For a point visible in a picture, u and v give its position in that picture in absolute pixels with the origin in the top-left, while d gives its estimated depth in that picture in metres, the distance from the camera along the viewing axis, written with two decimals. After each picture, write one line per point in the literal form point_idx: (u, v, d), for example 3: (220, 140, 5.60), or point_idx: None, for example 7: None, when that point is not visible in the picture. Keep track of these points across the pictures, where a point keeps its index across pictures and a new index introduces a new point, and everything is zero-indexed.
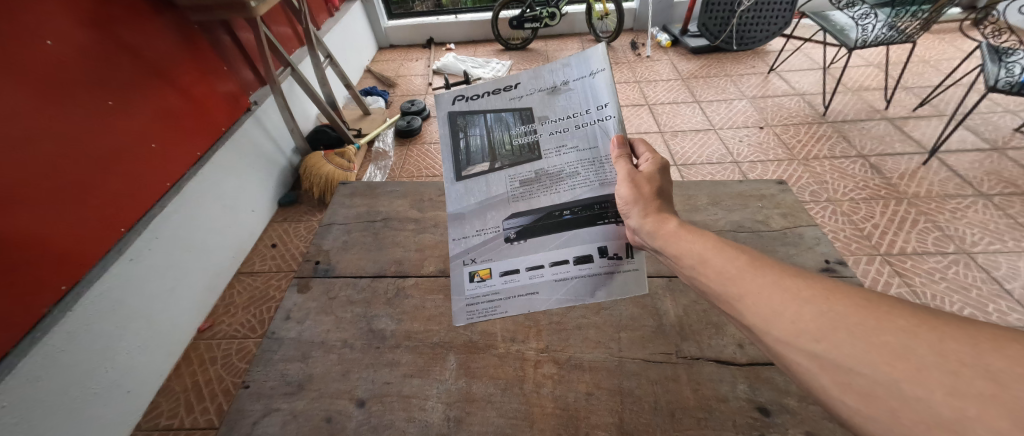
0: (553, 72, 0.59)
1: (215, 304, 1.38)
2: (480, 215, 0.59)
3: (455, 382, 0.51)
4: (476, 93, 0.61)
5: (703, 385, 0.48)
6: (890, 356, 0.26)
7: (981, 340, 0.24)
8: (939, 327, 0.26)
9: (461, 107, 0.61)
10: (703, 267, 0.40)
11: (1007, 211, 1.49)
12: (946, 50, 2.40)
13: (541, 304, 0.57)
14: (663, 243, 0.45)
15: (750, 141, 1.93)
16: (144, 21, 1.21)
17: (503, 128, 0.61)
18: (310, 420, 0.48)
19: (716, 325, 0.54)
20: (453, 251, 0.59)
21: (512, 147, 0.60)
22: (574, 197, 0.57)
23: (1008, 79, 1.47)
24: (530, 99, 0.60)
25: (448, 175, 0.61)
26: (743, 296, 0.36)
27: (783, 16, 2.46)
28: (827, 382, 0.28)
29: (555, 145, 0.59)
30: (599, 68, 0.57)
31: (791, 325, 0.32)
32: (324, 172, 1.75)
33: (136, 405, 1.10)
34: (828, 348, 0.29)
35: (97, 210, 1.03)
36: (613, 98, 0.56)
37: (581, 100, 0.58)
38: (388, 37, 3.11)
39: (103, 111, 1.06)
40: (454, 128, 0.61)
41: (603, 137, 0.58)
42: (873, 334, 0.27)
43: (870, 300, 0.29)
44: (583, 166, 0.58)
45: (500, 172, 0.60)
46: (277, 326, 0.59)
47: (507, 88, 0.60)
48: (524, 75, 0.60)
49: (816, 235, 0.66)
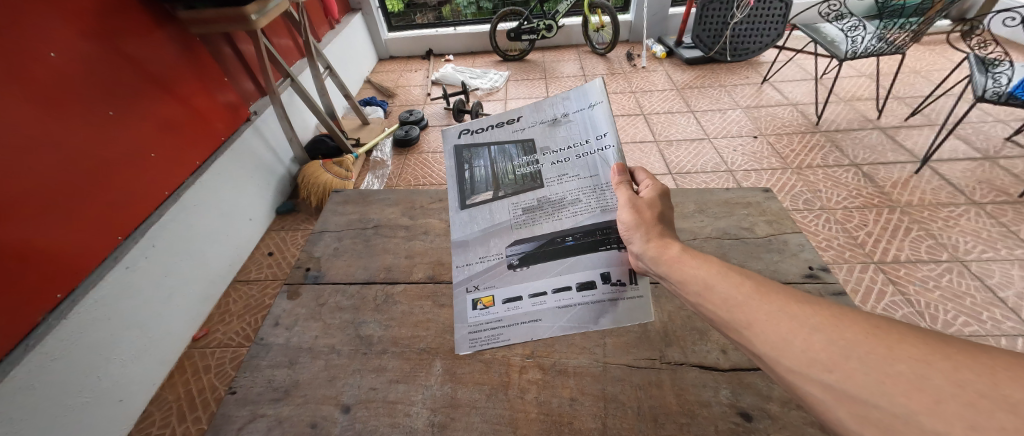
0: (554, 105, 0.62)
1: (211, 312, 1.38)
2: (483, 243, 0.60)
3: (440, 387, 0.51)
4: (480, 127, 0.65)
5: (686, 390, 0.48)
6: (906, 387, 0.26)
7: (997, 370, 0.24)
8: (954, 357, 0.26)
9: (466, 140, 0.65)
10: (708, 293, 0.40)
11: (999, 219, 1.49)
12: (935, 61, 2.45)
13: (544, 331, 0.56)
14: (666, 268, 0.45)
15: (743, 150, 1.94)
16: (148, 35, 1.24)
17: (506, 159, 0.63)
18: (297, 426, 0.49)
19: (700, 331, 0.55)
20: (458, 278, 0.59)
21: (514, 176, 0.63)
22: (575, 223, 0.57)
23: (996, 89, 1.50)
24: (532, 131, 0.63)
25: (453, 204, 0.63)
26: (751, 323, 0.35)
27: (776, 27, 2.52)
28: (843, 413, 0.28)
29: (557, 174, 0.61)
30: (598, 100, 0.60)
31: (803, 355, 0.31)
32: (322, 180, 1.76)
33: (126, 416, 1.09)
34: (841, 379, 0.29)
35: (94, 220, 1.04)
36: (611, 128, 0.58)
37: (581, 130, 0.61)
38: (388, 49, 3.16)
39: (104, 121, 1.08)
40: (461, 162, 0.64)
41: (603, 165, 0.59)
42: (886, 365, 0.27)
43: (881, 330, 0.30)
44: (585, 193, 0.59)
45: (504, 200, 0.61)
46: (266, 332, 0.59)
47: (510, 122, 0.64)
48: (526, 108, 0.64)
49: (800, 242, 0.67)
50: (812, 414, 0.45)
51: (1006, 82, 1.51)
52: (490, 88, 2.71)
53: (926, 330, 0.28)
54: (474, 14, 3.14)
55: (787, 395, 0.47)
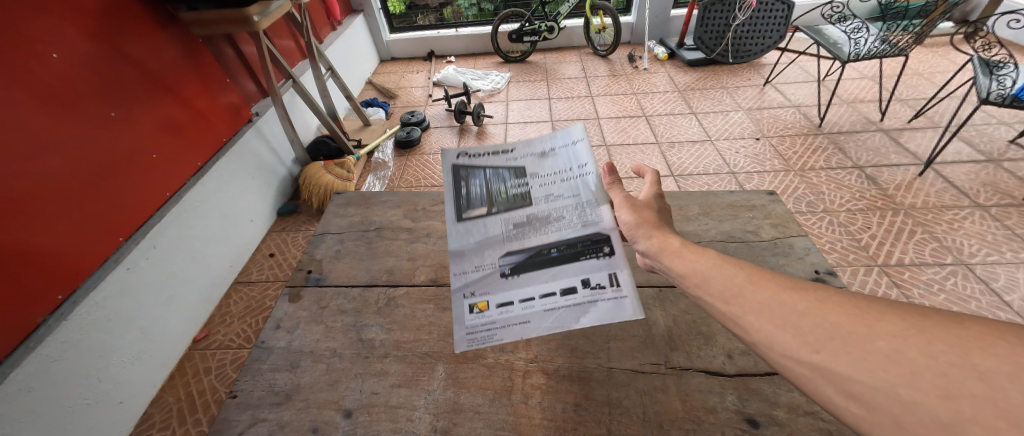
0: (543, 141, 0.66)
1: (211, 313, 1.38)
2: (479, 253, 0.59)
3: (442, 392, 0.50)
4: (478, 152, 0.65)
5: (692, 396, 0.48)
6: (885, 362, 0.29)
7: (966, 341, 0.27)
8: (926, 330, 0.29)
9: (463, 161, 0.64)
10: (707, 286, 0.43)
11: (1004, 222, 1.48)
12: (938, 63, 2.45)
13: (533, 332, 0.51)
14: (668, 262, 0.47)
15: (746, 152, 1.93)
16: (151, 36, 1.25)
17: (500, 181, 0.64)
18: (298, 430, 0.48)
19: (705, 335, 0.55)
20: (454, 285, 0.56)
21: (507, 196, 0.62)
22: (560, 237, 0.57)
23: (1000, 91, 1.49)
24: (524, 159, 0.65)
25: (449, 217, 0.61)
26: (746, 314, 0.38)
27: (778, 30, 2.53)
28: (830, 390, 0.31)
29: (548, 194, 0.61)
30: (578, 138, 0.65)
31: (794, 339, 0.34)
32: (323, 181, 1.76)
33: (126, 418, 1.08)
34: (827, 359, 0.32)
35: (93, 221, 1.03)
36: (592, 161, 0.63)
37: (568, 161, 0.64)
38: (390, 50, 3.17)
39: (106, 122, 1.08)
40: (457, 178, 0.63)
41: (586, 189, 0.61)
42: (867, 343, 0.31)
43: (859, 309, 0.33)
44: (571, 210, 0.60)
45: (497, 215, 0.61)
46: (267, 335, 0.59)
47: (505, 151, 0.66)
48: (520, 142, 0.67)
49: (806, 246, 0.66)
50: (822, 421, 0.44)
51: (1011, 84, 1.51)
52: (492, 90, 2.71)
53: (906, 309, 0.31)
54: (476, 15, 3.15)
55: (796, 401, 0.46)
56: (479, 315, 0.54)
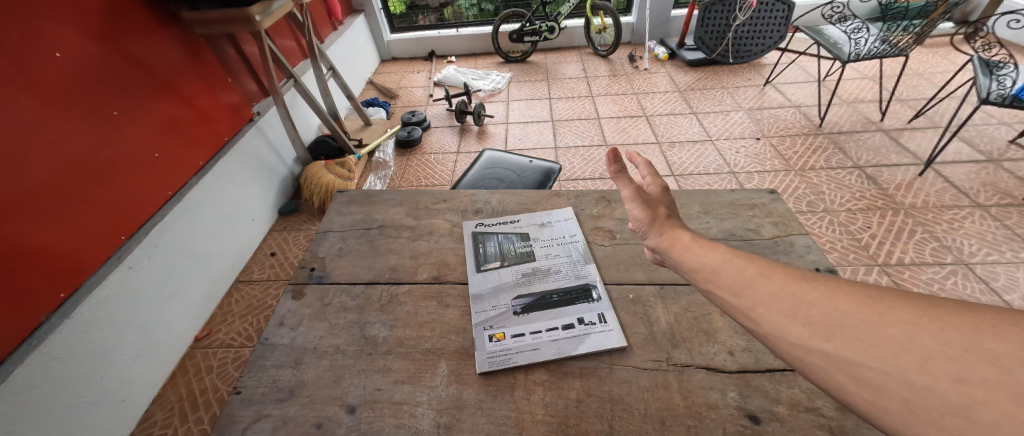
0: (541, 216, 0.79)
1: (213, 312, 1.38)
2: (494, 295, 0.63)
3: (446, 388, 0.51)
4: (492, 223, 0.78)
5: (693, 392, 0.48)
6: (897, 349, 0.30)
7: (980, 327, 0.28)
8: (939, 317, 0.30)
9: (481, 228, 0.77)
10: (716, 279, 0.44)
11: (1004, 222, 1.49)
12: (938, 63, 2.45)
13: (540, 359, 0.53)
14: (678, 258, 0.49)
15: (746, 152, 1.94)
16: (153, 36, 1.25)
17: (509, 242, 0.73)
18: (301, 426, 0.48)
19: (707, 332, 0.55)
20: (475, 320, 0.59)
21: (516, 253, 0.70)
22: (559, 285, 0.63)
23: (1000, 91, 1.49)
24: (528, 227, 0.76)
25: (470, 267, 0.68)
26: (755, 306, 0.39)
27: (778, 30, 2.53)
28: (842, 378, 0.31)
29: (548, 253, 0.70)
30: (567, 217, 0.78)
31: (804, 329, 0.35)
32: (324, 181, 1.76)
33: (128, 416, 1.08)
34: (838, 346, 0.32)
35: (95, 219, 1.03)
36: (581, 232, 0.74)
37: (563, 230, 0.75)
38: (391, 50, 3.17)
39: (108, 122, 1.08)
40: (472, 241, 0.73)
41: (579, 251, 0.70)
42: (879, 330, 0.31)
43: (871, 297, 0.34)
44: (568, 266, 0.67)
45: (509, 267, 0.67)
46: (271, 332, 0.59)
47: (512, 222, 0.78)
48: (523, 215, 0.79)
49: (807, 244, 0.67)
50: (823, 418, 0.45)
51: (1011, 84, 1.51)
52: (493, 90, 2.72)
53: (919, 301, 0.31)
54: (476, 16, 3.15)
55: (797, 397, 0.47)
56: (497, 343, 0.55)
